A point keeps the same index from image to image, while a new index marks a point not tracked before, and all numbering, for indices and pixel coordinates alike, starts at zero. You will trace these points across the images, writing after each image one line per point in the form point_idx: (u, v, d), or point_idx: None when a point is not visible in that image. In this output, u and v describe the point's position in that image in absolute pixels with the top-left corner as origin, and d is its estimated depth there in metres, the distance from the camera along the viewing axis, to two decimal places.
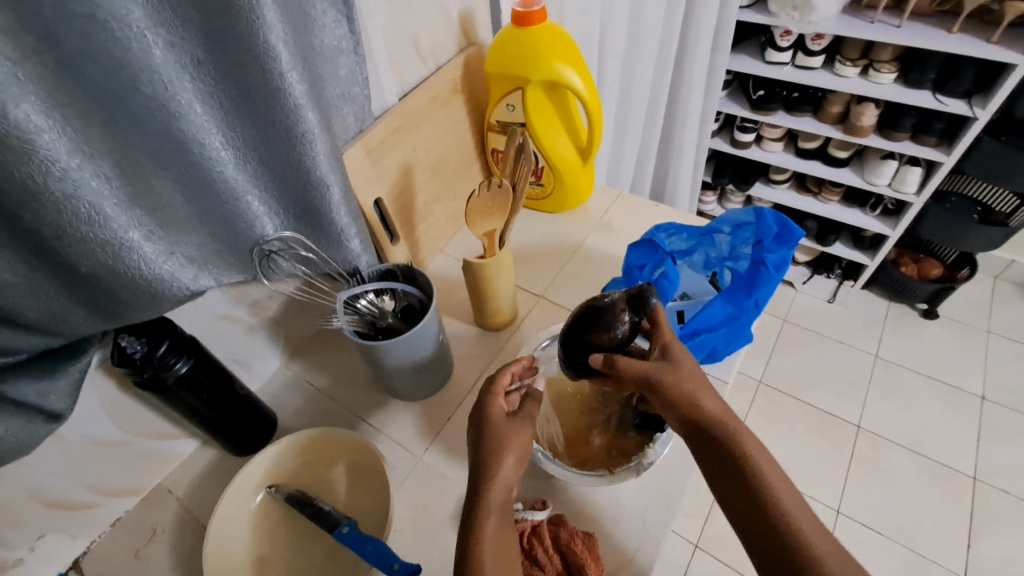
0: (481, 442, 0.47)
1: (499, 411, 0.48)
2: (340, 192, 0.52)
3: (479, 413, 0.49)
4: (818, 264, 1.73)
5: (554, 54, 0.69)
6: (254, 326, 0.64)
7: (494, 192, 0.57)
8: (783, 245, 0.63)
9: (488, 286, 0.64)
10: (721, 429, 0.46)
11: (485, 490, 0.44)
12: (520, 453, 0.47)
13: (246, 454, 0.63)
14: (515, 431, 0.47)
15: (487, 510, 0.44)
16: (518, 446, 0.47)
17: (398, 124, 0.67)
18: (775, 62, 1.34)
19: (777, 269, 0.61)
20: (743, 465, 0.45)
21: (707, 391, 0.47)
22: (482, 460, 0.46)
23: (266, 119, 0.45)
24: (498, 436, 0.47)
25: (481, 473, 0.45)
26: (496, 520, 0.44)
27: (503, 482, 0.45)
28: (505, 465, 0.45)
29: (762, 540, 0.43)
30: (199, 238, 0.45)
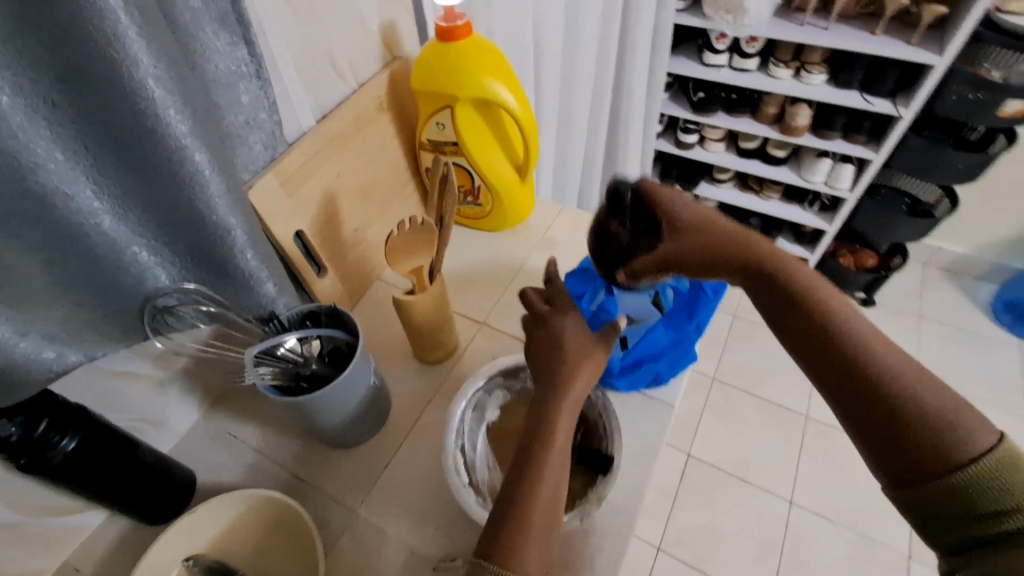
0: (562, 356, 0.51)
1: (579, 328, 0.52)
2: (244, 236, 0.47)
3: (556, 332, 0.52)
4: None
5: (483, 70, 0.65)
6: (163, 381, 0.58)
7: (416, 229, 0.52)
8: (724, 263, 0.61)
9: (420, 320, 0.59)
10: (814, 302, 0.43)
11: (558, 400, 0.49)
12: (589, 372, 0.51)
13: (161, 521, 0.56)
14: (590, 351, 0.51)
15: (558, 419, 0.48)
16: (589, 364, 0.51)
17: (315, 149, 0.62)
18: (713, 65, 1.36)
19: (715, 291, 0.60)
20: (832, 335, 0.42)
21: (735, 239, 0.47)
22: (559, 376, 0.50)
23: (145, 165, 0.39)
24: (570, 358, 0.51)
25: (556, 384, 0.50)
26: (564, 431, 0.48)
27: (575, 395, 0.49)
28: (576, 385, 0.49)
29: (869, 409, 0.39)
30: (65, 307, 0.39)
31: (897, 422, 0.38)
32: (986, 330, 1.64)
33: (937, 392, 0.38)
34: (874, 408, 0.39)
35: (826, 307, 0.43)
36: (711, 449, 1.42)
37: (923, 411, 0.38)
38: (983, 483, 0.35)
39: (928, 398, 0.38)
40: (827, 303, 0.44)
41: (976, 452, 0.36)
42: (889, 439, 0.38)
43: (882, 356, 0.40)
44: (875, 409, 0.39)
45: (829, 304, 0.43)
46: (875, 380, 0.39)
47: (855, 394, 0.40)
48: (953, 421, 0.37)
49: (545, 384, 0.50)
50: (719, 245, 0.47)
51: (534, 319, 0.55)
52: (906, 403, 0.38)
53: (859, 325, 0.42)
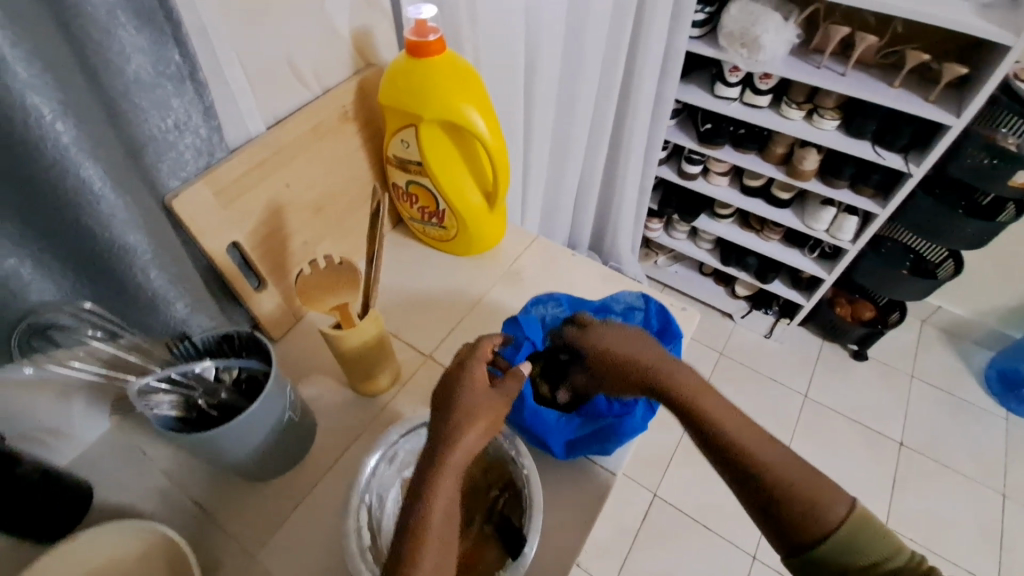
0: (455, 409, 0.45)
1: (481, 382, 0.47)
2: (149, 253, 0.43)
3: (453, 384, 0.47)
4: (756, 300, 1.74)
5: (453, 91, 0.61)
6: (67, 389, 0.53)
7: (333, 267, 0.51)
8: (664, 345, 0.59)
9: (353, 357, 0.55)
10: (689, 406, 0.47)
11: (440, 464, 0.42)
12: (487, 427, 0.45)
13: (48, 541, 0.51)
14: (489, 406, 0.46)
15: (436, 485, 0.41)
16: (487, 418, 0.45)
17: (260, 158, 0.57)
18: (723, 97, 1.31)
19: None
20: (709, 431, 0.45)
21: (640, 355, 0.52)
22: (448, 431, 0.44)
23: (20, 174, 0.35)
24: (464, 409, 0.45)
25: (443, 439, 0.43)
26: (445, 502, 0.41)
27: (462, 456, 0.43)
28: (468, 439, 0.44)
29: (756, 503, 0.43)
30: None
31: (778, 510, 0.41)
32: (979, 398, 1.58)
33: (800, 470, 0.42)
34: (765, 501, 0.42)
35: (703, 410, 0.46)
36: (678, 492, 1.37)
37: (790, 492, 0.41)
38: (852, 550, 0.40)
39: (799, 479, 0.42)
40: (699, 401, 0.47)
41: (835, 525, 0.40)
42: (776, 522, 0.41)
43: (753, 449, 0.43)
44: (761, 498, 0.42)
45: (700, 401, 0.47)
46: (751, 472, 0.43)
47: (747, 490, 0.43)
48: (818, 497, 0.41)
49: (433, 440, 0.44)
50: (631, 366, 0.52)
51: (453, 365, 0.49)
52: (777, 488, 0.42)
53: (724, 419, 0.45)
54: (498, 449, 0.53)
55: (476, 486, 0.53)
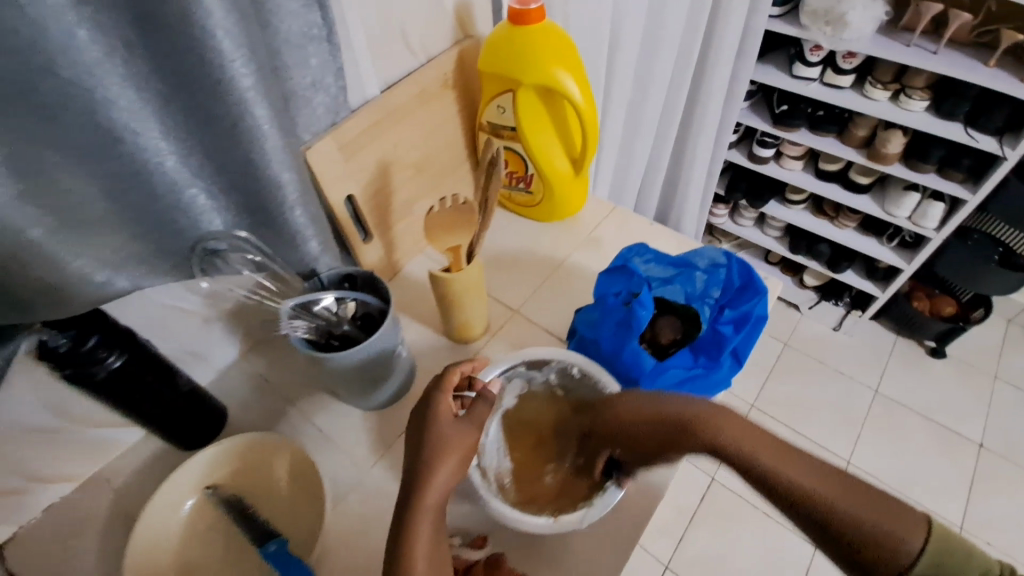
0: (422, 444, 0.45)
1: (448, 415, 0.47)
2: (295, 190, 0.49)
3: (421, 421, 0.47)
4: (826, 290, 1.68)
5: (551, 57, 0.64)
6: (208, 318, 0.61)
7: (456, 207, 0.54)
8: (751, 298, 0.58)
9: (456, 300, 0.61)
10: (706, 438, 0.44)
11: (419, 495, 0.43)
12: (461, 456, 0.45)
13: (193, 448, 0.61)
14: (459, 438, 0.46)
15: (421, 513, 0.42)
16: (459, 450, 0.45)
17: (375, 119, 0.63)
18: (802, 78, 1.28)
19: (737, 330, 0.57)
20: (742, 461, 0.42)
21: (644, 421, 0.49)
22: (419, 467, 0.44)
23: (209, 112, 0.41)
24: (436, 442, 0.45)
25: (416, 474, 0.44)
26: (429, 529, 0.42)
27: (435, 495, 0.43)
28: (444, 469, 0.44)
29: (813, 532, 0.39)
30: (121, 240, 0.40)
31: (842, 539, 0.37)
32: None
33: (856, 492, 0.38)
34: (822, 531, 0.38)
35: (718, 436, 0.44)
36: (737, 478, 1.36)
37: (852, 521, 0.37)
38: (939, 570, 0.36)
39: (863, 504, 0.37)
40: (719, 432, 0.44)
41: (908, 555, 0.36)
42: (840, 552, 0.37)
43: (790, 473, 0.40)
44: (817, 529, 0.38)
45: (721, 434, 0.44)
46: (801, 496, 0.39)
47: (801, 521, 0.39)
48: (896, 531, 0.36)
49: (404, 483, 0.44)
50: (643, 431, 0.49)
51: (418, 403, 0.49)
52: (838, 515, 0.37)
53: (764, 456, 0.41)
54: (591, 389, 0.55)
55: (565, 428, 0.56)
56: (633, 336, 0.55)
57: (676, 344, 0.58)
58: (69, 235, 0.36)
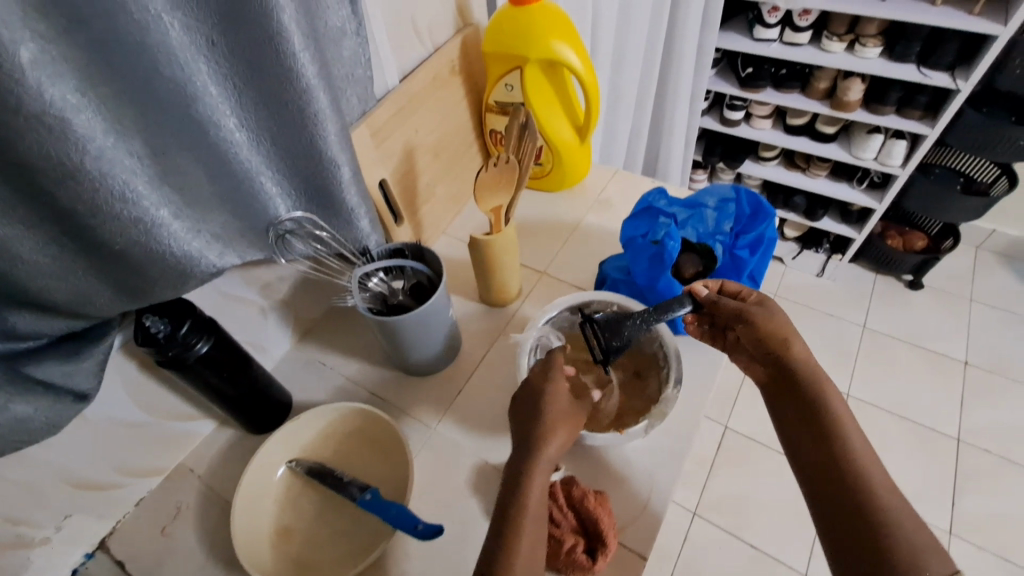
0: (539, 417, 0.48)
1: (562, 390, 0.51)
2: (350, 173, 0.53)
3: (536, 393, 0.50)
4: (807, 240, 1.76)
5: (550, 32, 0.70)
6: (266, 308, 0.65)
7: (500, 168, 0.60)
8: (762, 222, 0.65)
9: (494, 262, 0.66)
10: (812, 397, 0.48)
11: (536, 458, 0.46)
12: (567, 433, 0.49)
13: (263, 431, 0.64)
14: (565, 411, 0.50)
15: (535, 473, 0.45)
16: (567, 425, 0.49)
17: (398, 106, 0.67)
18: (762, 39, 1.35)
19: (752, 253, 0.65)
20: (825, 428, 0.46)
21: (797, 339, 0.50)
22: (536, 433, 0.48)
23: (279, 101, 0.46)
24: (551, 415, 0.49)
25: (531, 439, 0.47)
26: (539, 487, 0.45)
27: (548, 460, 0.47)
28: (556, 439, 0.47)
29: (837, 504, 0.43)
30: (223, 217, 0.46)
31: (864, 524, 0.41)
32: None
33: (912, 516, 0.41)
34: (846, 505, 0.42)
35: (821, 398, 0.48)
36: (751, 422, 1.36)
37: (887, 518, 0.41)
38: None
39: (910, 522, 0.40)
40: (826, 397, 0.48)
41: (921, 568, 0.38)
42: (849, 531, 0.41)
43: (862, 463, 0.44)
44: (845, 504, 0.43)
45: (829, 399, 0.47)
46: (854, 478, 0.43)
47: (833, 491, 0.44)
48: (925, 556, 0.38)
49: (518, 447, 0.48)
50: (772, 331, 0.50)
51: (529, 379, 0.52)
52: (877, 508, 0.41)
53: (854, 441, 0.45)
54: None
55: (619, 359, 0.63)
56: (665, 268, 0.62)
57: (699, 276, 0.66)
58: (187, 213, 0.42)
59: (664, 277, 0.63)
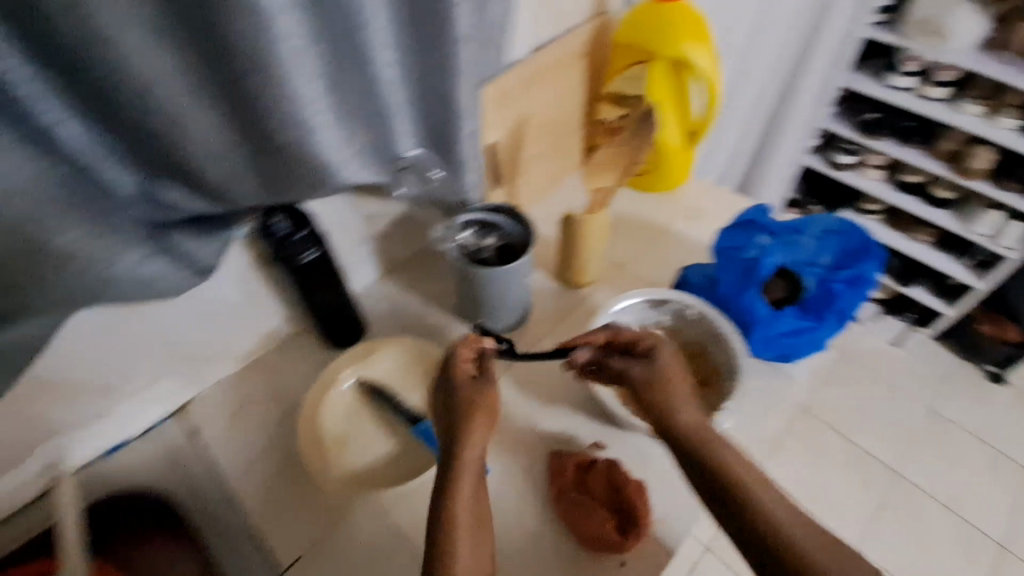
0: (455, 416, 0.51)
1: (466, 375, 0.54)
2: (472, 124, 0.56)
3: (447, 387, 0.54)
4: (892, 306, 1.68)
5: (686, 33, 0.71)
6: (362, 238, 0.70)
7: (615, 149, 0.63)
8: (863, 261, 0.64)
9: (581, 243, 0.68)
10: (713, 460, 0.47)
11: (458, 466, 0.48)
12: (487, 427, 0.50)
13: (337, 347, 0.69)
14: (484, 401, 0.52)
15: (458, 481, 0.47)
16: (485, 416, 0.51)
17: (526, 75, 0.70)
18: (894, 86, 1.27)
19: (848, 287, 0.63)
20: (736, 492, 0.45)
21: (686, 404, 0.51)
22: (453, 438, 0.50)
23: (431, 42, 0.49)
24: (468, 413, 0.51)
25: (449, 449, 0.49)
26: (474, 485, 0.48)
27: (472, 456, 0.49)
28: (472, 436, 0.49)
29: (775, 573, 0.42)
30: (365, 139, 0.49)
31: None
32: None
33: (845, 571, 0.41)
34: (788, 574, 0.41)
35: (721, 462, 0.47)
36: None
37: None
38: None
39: None
40: (726, 459, 0.47)
41: None
42: None
43: (782, 527, 0.43)
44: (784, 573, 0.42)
45: (729, 460, 0.47)
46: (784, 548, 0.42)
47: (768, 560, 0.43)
48: None
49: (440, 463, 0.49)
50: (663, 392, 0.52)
51: (439, 389, 0.55)
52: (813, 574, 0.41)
53: (766, 503, 0.44)
54: (705, 329, 0.63)
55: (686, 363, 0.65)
56: (755, 283, 0.62)
57: (784, 301, 0.65)
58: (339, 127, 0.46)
59: (751, 293, 0.62)
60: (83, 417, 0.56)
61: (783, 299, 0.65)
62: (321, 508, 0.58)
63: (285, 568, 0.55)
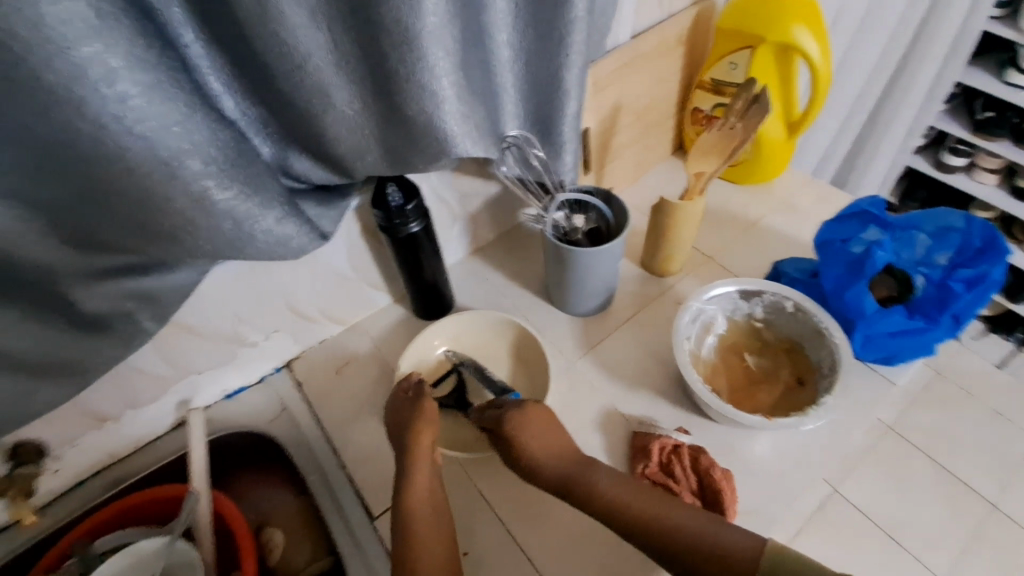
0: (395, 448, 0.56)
1: (401, 403, 0.59)
2: (577, 105, 0.57)
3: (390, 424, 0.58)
4: (998, 322, 1.51)
5: (795, 18, 0.69)
6: (457, 216, 0.73)
7: (724, 133, 0.62)
8: (989, 260, 0.58)
9: (673, 230, 0.68)
10: (584, 485, 0.52)
11: (406, 496, 0.52)
12: (428, 450, 0.55)
13: (428, 318, 0.73)
14: (423, 419, 0.56)
15: (404, 507, 0.51)
16: (428, 439, 0.55)
17: (623, 61, 0.71)
18: (1013, 85, 1.16)
19: (969, 288, 0.59)
20: (607, 500, 0.50)
21: (542, 438, 0.55)
22: (404, 469, 0.54)
23: (548, 24, 0.51)
24: (403, 445, 0.55)
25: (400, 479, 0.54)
26: (432, 506, 0.52)
27: (423, 462, 0.54)
28: (421, 469, 0.54)
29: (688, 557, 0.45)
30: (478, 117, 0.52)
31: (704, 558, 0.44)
32: None
33: (712, 522, 0.46)
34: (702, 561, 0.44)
35: (595, 484, 0.52)
36: None
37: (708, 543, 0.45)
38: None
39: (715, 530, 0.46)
40: (592, 480, 0.52)
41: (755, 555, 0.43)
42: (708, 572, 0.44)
43: (654, 511, 0.48)
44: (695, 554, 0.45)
45: (591, 478, 0.52)
46: (672, 534, 0.46)
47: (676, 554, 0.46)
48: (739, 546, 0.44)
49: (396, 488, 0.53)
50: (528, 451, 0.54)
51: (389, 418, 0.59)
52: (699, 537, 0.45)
53: (636, 500, 0.49)
54: (805, 322, 0.62)
55: (778, 359, 0.63)
56: (864, 277, 0.59)
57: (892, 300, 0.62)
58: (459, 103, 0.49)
59: (855, 290, 0.59)
60: (211, 362, 0.63)
61: (889, 298, 0.63)
62: None
63: (376, 516, 0.59)
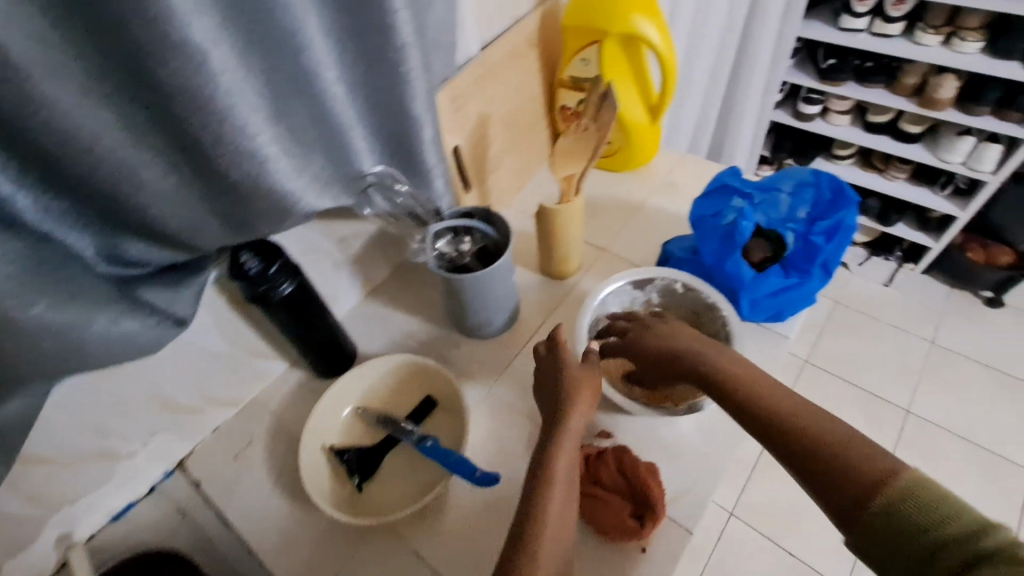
0: (560, 391, 0.52)
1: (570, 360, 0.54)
2: (431, 130, 0.55)
3: (553, 370, 0.54)
4: (876, 246, 1.62)
5: (632, 7, 0.70)
6: (340, 262, 0.69)
7: (580, 136, 0.62)
8: (842, 208, 0.63)
9: (560, 233, 0.67)
10: (725, 383, 0.49)
11: (551, 457, 0.47)
12: (589, 401, 0.52)
13: (330, 376, 0.68)
14: (589, 377, 0.53)
15: (547, 469, 0.46)
16: (588, 392, 0.52)
17: (477, 74, 0.69)
18: (849, 29, 1.26)
19: (828, 239, 0.62)
20: (750, 398, 0.47)
21: (708, 348, 0.52)
22: (555, 413, 0.51)
23: (377, 56, 0.48)
24: (564, 395, 0.52)
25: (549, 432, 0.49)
26: (563, 491, 0.45)
27: (574, 425, 0.50)
28: (577, 412, 0.50)
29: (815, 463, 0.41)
30: (321, 163, 0.48)
31: (853, 490, 0.38)
32: None
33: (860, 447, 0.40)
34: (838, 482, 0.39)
35: (741, 385, 0.48)
36: None
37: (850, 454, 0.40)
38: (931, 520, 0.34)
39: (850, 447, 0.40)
40: (737, 380, 0.48)
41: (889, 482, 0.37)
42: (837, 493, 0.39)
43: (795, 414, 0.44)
44: (843, 474, 0.39)
45: (735, 375, 0.49)
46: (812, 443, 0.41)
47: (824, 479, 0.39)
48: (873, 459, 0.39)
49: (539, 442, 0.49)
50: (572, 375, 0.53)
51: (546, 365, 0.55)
52: (837, 457, 0.40)
53: (778, 400, 0.45)
54: (695, 300, 0.63)
55: None
56: (737, 248, 0.62)
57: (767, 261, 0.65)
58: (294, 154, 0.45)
59: (734, 259, 0.62)
60: (83, 487, 0.55)
61: (765, 259, 0.65)
62: (335, 542, 0.57)
63: None
